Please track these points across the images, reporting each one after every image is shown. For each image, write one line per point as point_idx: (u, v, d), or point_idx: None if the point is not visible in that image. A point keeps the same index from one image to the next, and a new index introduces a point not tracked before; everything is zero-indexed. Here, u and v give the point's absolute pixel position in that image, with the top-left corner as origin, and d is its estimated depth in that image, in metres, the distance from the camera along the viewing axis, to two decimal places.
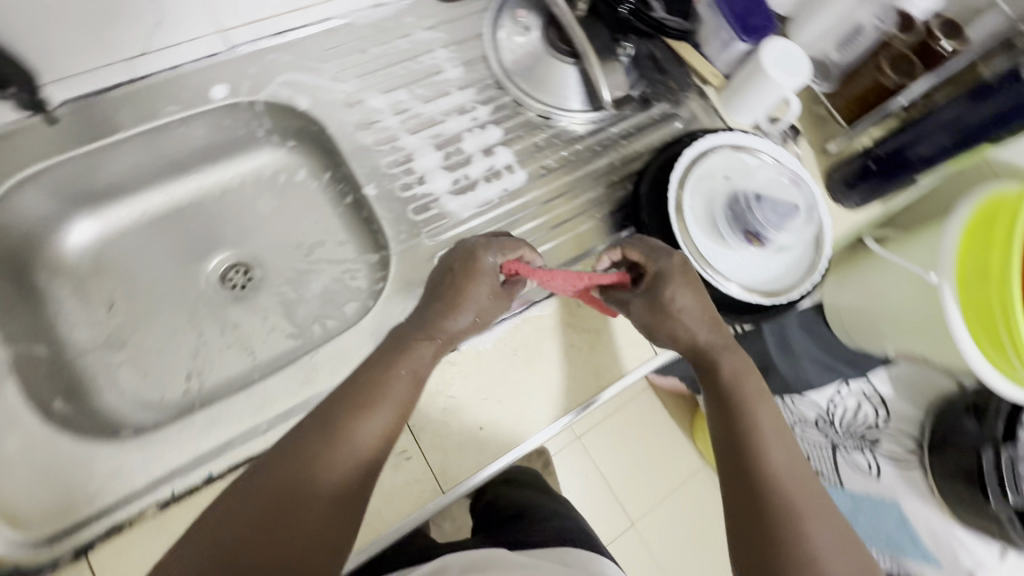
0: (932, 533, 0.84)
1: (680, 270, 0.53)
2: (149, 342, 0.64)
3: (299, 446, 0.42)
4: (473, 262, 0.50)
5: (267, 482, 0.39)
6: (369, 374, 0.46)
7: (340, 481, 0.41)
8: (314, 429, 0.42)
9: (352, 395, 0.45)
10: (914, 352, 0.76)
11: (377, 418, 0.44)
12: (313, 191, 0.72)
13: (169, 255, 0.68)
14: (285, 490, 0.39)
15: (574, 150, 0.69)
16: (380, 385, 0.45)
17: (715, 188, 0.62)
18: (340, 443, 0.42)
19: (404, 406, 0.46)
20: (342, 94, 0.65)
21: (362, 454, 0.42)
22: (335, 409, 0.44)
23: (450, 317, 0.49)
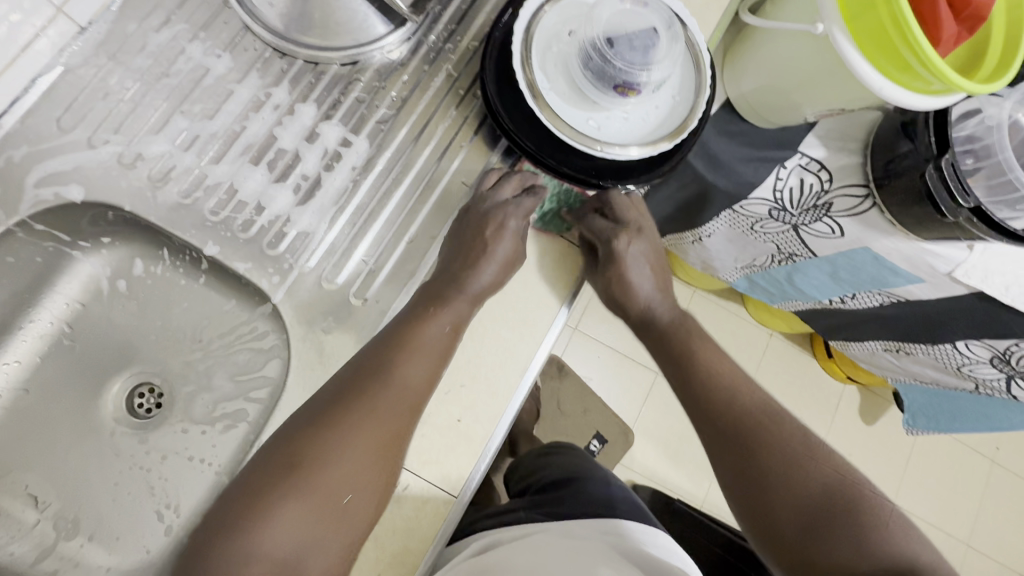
0: (905, 259, 0.85)
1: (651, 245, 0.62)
2: (97, 513, 0.57)
3: (351, 384, 0.47)
4: (498, 212, 0.54)
5: (326, 412, 0.45)
6: (408, 322, 0.50)
7: (387, 419, 0.46)
8: (368, 372, 0.47)
9: (394, 335, 0.49)
10: (831, 109, 0.71)
11: (429, 339, 0.49)
12: (163, 273, 0.62)
13: (53, 423, 0.58)
14: (343, 418, 0.45)
15: (404, 81, 0.58)
16: (423, 334, 0.49)
17: (565, 53, 0.53)
18: (387, 382, 0.47)
19: (443, 354, 0.50)
20: (115, 160, 0.53)
21: (408, 390, 0.47)
22: (383, 353, 0.48)
23: (473, 270, 0.52)
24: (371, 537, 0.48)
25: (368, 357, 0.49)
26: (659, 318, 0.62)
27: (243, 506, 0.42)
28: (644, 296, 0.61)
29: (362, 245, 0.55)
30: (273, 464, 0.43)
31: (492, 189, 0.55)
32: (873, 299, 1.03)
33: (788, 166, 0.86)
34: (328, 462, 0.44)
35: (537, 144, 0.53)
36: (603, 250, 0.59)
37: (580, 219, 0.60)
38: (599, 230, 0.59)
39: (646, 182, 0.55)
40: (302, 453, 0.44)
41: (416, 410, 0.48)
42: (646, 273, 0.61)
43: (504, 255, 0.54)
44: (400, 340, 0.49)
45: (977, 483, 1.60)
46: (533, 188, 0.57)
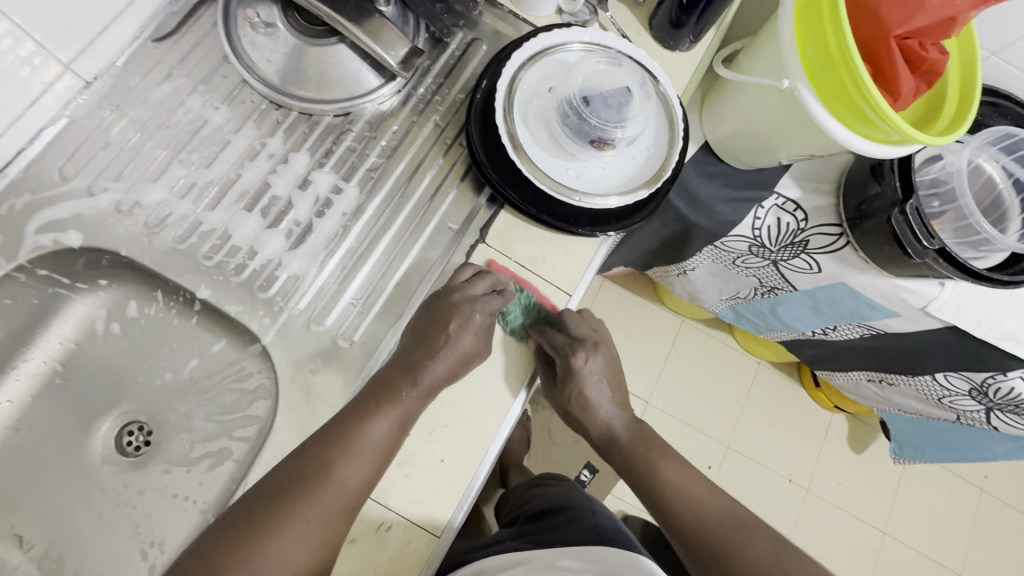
0: (880, 294, 0.88)
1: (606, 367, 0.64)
2: (80, 554, 0.57)
3: (287, 481, 0.48)
4: (467, 306, 0.54)
5: (251, 517, 0.46)
6: (349, 422, 0.50)
7: (312, 528, 0.46)
8: (307, 472, 0.48)
9: (328, 444, 0.49)
10: (803, 153, 0.75)
11: (399, 406, 0.51)
12: (157, 312, 0.63)
13: (39, 464, 0.59)
14: (278, 517, 0.46)
15: (393, 132, 0.61)
16: (362, 436, 0.49)
17: (545, 108, 0.56)
18: (325, 483, 0.47)
19: (386, 451, 0.49)
20: (113, 207, 0.55)
21: (346, 495, 0.47)
22: (317, 459, 0.48)
23: (428, 362, 0.52)
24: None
25: (310, 453, 0.49)
26: (621, 436, 0.65)
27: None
28: (604, 415, 0.65)
29: (351, 288, 0.57)
30: (204, 553, 0.44)
31: (466, 283, 0.55)
32: (853, 332, 1.06)
33: (765, 206, 0.89)
34: (282, 523, 0.46)
35: (520, 192, 0.56)
36: (563, 369, 0.61)
37: (540, 331, 0.58)
38: (558, 346, 0.59)
39: (625, 226, 0.58)
40: (227, 561, 0.44)
41: (352, 509, 0.48)
42: (604, 392, 0.64)
43: (464, 348, 0.53)
44: (323, 458, 0.48)
45: (967, 512, 1.60)
46: (503, 290, 0.56)
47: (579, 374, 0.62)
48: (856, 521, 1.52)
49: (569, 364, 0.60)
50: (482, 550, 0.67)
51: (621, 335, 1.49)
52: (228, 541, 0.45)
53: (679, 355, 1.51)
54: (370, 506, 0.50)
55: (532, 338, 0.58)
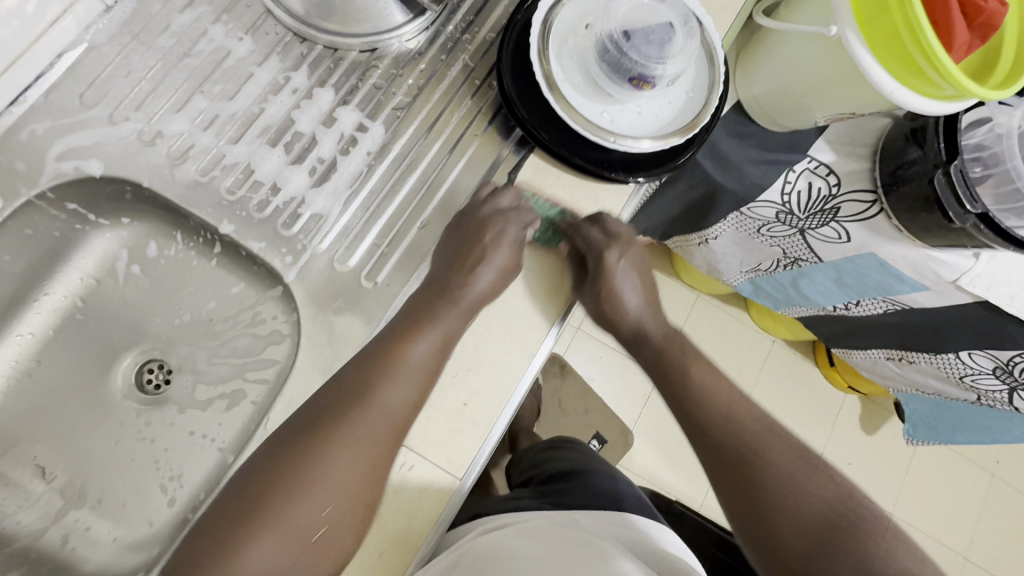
0: (910, 265, 0.85)
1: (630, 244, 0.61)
2: (103, 485, 0.57)
3: (323, 410, 0.48)
4: (499, 219, 0.55)
5: (300, 455, 0.46)
6: (388, 343, 0.51)
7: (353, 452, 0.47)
8: (351, 390, 0.49)
9: (366, 371, 0.50)
10: (841, 113, 0.72)
11: (439, 326, 0.51)
12: (178, 251, 0.62)
13: (64, 394, 0.59)
14: (320, 441, 0.47)
15: (420, 70, 0.59)
16: (406, 354, 0.50)
17: (581, 46, 0.53)
18: (367, 405, 0.48)
19: (428, 372, 0.50)
20: (135, 137, 0.54)
21: (392, 415, 0.48)
22: (345, 391, 0.49)
23: (472, 276, 0.53)
24: (375, 515, 0.49)
25: (347, 379, 0.50)
26: (651, 334, 0.62)
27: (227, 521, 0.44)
28: (633, 311, 0.62)
29: (375, 229, 0.55)
30: (247, 495, 0.45)
31: (491, 197, 0.55)
32: (877, 306, 1.03)
33: (795, 169, 0.86)
34: (332, 445, 0.47)
35: (552, 135, 0.54)
36: (593, 260, 0.58)
37: (574, 229, 0.58)
38: (591, 241, 0.58)
39: (659, 175, 0.56)
40: (268, 490, 0.45)
41: (400, 432, 0.48)
42: (634, 284, 0.62)
43: (503, 263, 0.55)
44: (354, 387, 0.49)
45: (975, 497, 1.60)
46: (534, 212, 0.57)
47: (609, 269, 0.59)
48: None
49: (602, 258, 0.58)
50: (501, 504, 0.67)
51: (636, 308, 1.47)
52: (272, 473, 0.46)
53: (693, 329, 1.50)
54: None
55: (562, 241, 0.59)
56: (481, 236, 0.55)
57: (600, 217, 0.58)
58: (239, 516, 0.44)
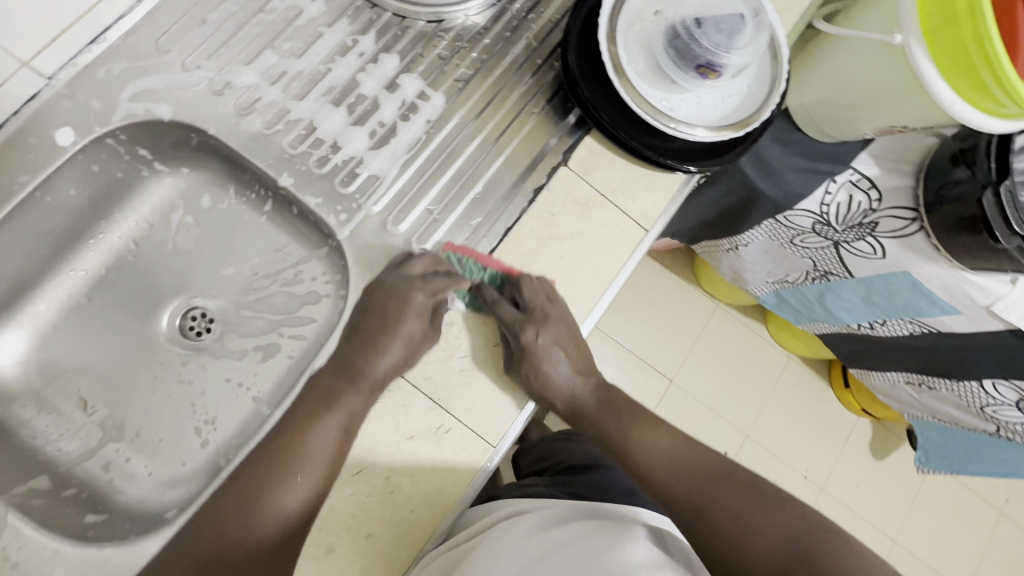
0: (944, 287, 0.84)
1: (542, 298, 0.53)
2: (141, 422, 0.59)
3: (311, 404, 0.50)
4: (405, 286, 0.52)
5: (221, 493, 0.47)
6: (321, 384, 0.51)
7: (326, 454, 0.48)
8: (285, 428, 0.50)
9: (331, 381, 0.51)
10: (891, 126, 0.72)
11: (375, 357, 0.51)
12: (230, 204, 0.64)
13: (112, 331, 0.61)
14: (238, 494, 0.47)
15: (483, 45, 0.60)
16: (336, 393, 0.50)
17: (648, 31, 0.54)
18: (294, 451, 0.48)
19: (362, 404, 0.50)
20: (205, 85, 0.55)
21: (322, 454, 0.48)
22: (212, 506, 0.47)
23: (416, 305, 0.52)
24: (408, 474, 0.49)
25: (285, 419, 0.51)
26: (586, 402, 0.59)
27: (219, 507, 0.47)
28: (564, 381, 0.56)
29: (429, 195, 0.56)
30: (245, 474, 0.48)
31: (404, 263, 0.53)
32: (903, 328, 1.01)
33: (837, 181, 0.86)
34: (254, 491, 0.47)
35: (612, 118, 0.55)
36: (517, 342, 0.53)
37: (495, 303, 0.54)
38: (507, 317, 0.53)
39: (711, 165, 0.56)
40: (204, 524, 0.46)
41: (330, 467, 0.48)
42: (564, 361, 0.56)
43: (444, 296, 0.53)
44: (236, 495, 0.47)
45: (981, 533, 1.58)
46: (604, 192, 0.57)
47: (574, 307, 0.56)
48: (869, 527, 1.50)
49: (517, 338, 0.52)
50: (511, 492, 0.64)
51: (655, 310, 1.47)
52: (274, 453, 0.49)
53: (710, 338, 1.49)
54: (431, 407, 0.51)
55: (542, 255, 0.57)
56: (533, 212, 0.56)
57: (650, 204, 0.58)
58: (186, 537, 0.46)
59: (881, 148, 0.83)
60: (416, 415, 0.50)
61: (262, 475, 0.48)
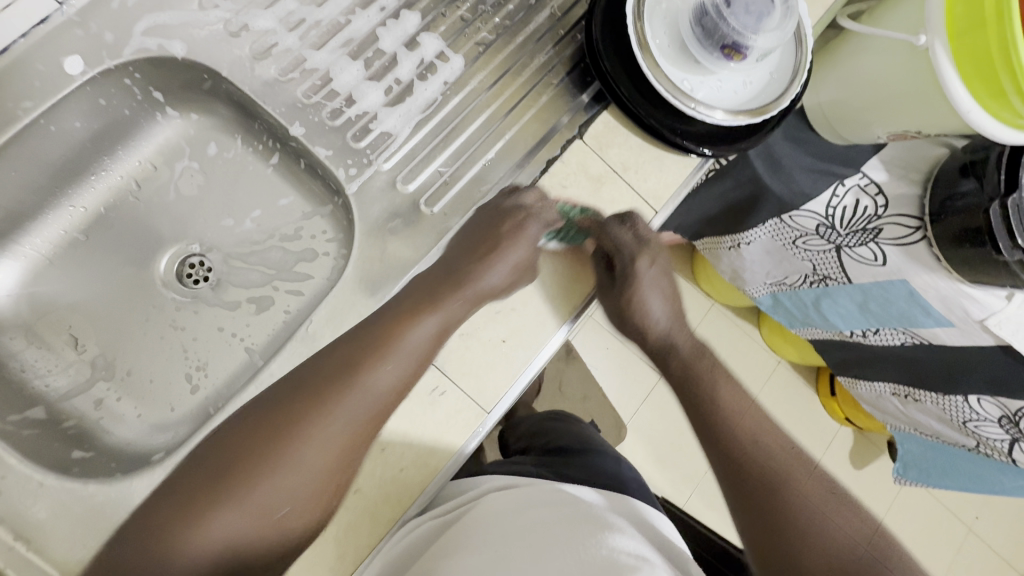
0: (941, 299, 0.83)
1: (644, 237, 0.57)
2: (135, 364, 0.58)
3: (331, 371, 0.47)
4: (520, 216, 0.53)
5: (263, 425, 0.45)
6: (384, 324, 0.49)
7: (345, 425, 0.46)
8: (337, 366, 0.47)
9: (351, 351, 0.48)
10: (905, 132, 0.72)
11: (441, 312, 0.50)
12: (237, 153, 0.63)
13: (111, 271, 0.60)
14: (280, 430, 0.45)
15: (507, 11, 0.59)
16: (400, 337, 0.49)
17: (675, 9, 0.54)
18: (350, 389, 0.47)
19: (423, 356, 0.49)
20: (221, 27, 0.54)
21: (377, 400, 0.47)
22: (254, 436, 0.44)
23: (483, 267, 0.52)
24: (401, 433, 0.49)
25: (338, 355, 0.48)
26: (681, 347, 0.60)
27: (207, 475, 0.43)
28: (659, 320, 0.60)
29: (441, 155, 0.56)
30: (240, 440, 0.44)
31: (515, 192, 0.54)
32: (895, 338, 0.99)
33: (845, 184, 0.86)
34: (305, 422, 0.45)
35: (631, 94, 0.55)
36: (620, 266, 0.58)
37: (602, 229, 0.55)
38: (624, 245, 0.56)
39: (726, 150, 0.56)
40: (236, 462, 0.43)
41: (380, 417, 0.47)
42: (662, 293, 0.61)
43: (518, 259, 0.53)
44: (279, 428, 0.45)
45: (950, 546, 1.61)
46: (616, 169, 0.57)
47: (636, 277, 0.58)
48: None
49: (632, 262, 0.57)
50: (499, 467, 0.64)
51: None
52: (270, 426, 0.45)
53: (702, 335, 1.50)
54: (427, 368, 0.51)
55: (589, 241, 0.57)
56: (545, 182, 0.56)
57: (660, 185, 0.58)
58: (216, 458, 0.44)
59: (894, 153, 0.83)
60: None
61: (272, 436, 0.45)
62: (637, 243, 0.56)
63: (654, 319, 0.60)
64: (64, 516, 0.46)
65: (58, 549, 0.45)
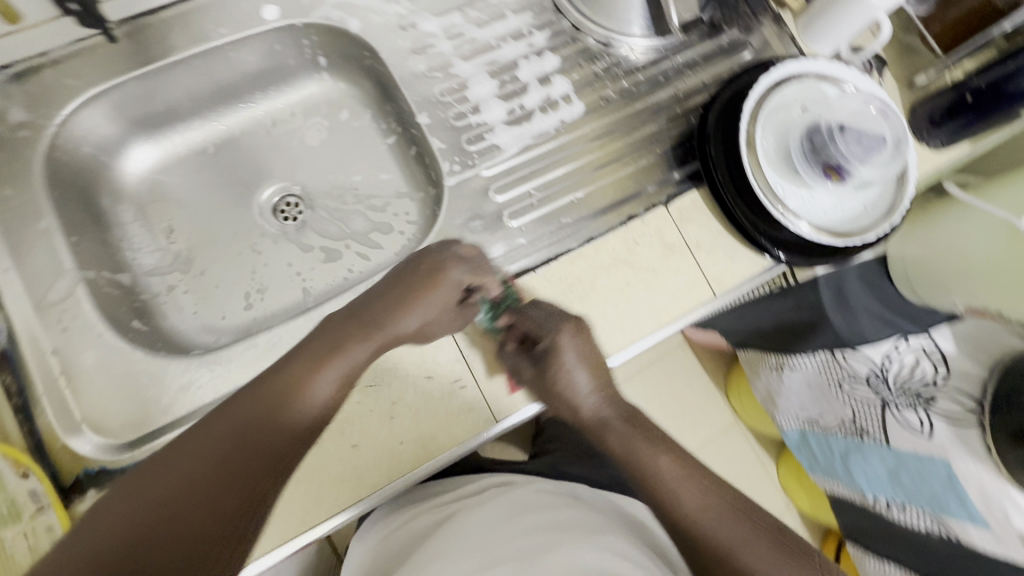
0: (980, 494, 0.75)
1: (569, 327, 0.50)
2: (208, 268, 0.64)
3: (316, 350, 0.46)
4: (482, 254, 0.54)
5: (238, 413, 0.42)
6: (375, 311, 0.49)
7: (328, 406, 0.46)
8: (321, 349, 0.46)
9: (336, 332, 0.48)
10: (983, 307, 0.72)
11: (431, 304, 0.50)
12: (363, 124, 0.70)
13: (222, 185, 0.67)
14: (257, 418, 0.42)
15: (635, 80, 0.65)
16: (392, 325, 0.49)
17: (789, 121, 0.57)
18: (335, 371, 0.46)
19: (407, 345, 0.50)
20: (394, 19, 0.62)
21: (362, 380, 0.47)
22: (232, 424, 0.41)
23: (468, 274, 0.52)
24: (411, 408, 0.51)
25: (318, 338, 0.47)
26: (612, 419, 0.51)
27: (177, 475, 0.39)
28: (586, 401, 0.51)
29: (536, 179, 0.60)
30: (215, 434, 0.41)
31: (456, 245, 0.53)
32: (919, 522, 0.85)
33: (909, 342, 0.84)
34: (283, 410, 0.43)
35: (725, 183, 0.58)
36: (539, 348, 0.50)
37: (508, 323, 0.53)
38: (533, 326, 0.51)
39: (800, 261, 0.58)
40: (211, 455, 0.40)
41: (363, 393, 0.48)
42: (583, 361, 0.50)
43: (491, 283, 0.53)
44: (264, 410, 0.43)
45: None
46: (691, 244, 0.59)
47: (555, 366, 0.50)
48: None
49: (539, 345, 0.50)
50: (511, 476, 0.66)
51: (676, 398, 1.44)
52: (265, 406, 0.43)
53: (717, 450, 1.44)
54: (456, 360, 0.53)
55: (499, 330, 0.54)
56: (621, 235, 0.58)
57: (729, 272, 0.59)
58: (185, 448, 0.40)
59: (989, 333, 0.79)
60: (443, 362, 0.53)
61: (246, 422, 0.42)
62: (558, 319, 0.51)
63: (578, 395, 0.50)
64: (106, 369, 0.50)
65: (90, 395, 0.49)
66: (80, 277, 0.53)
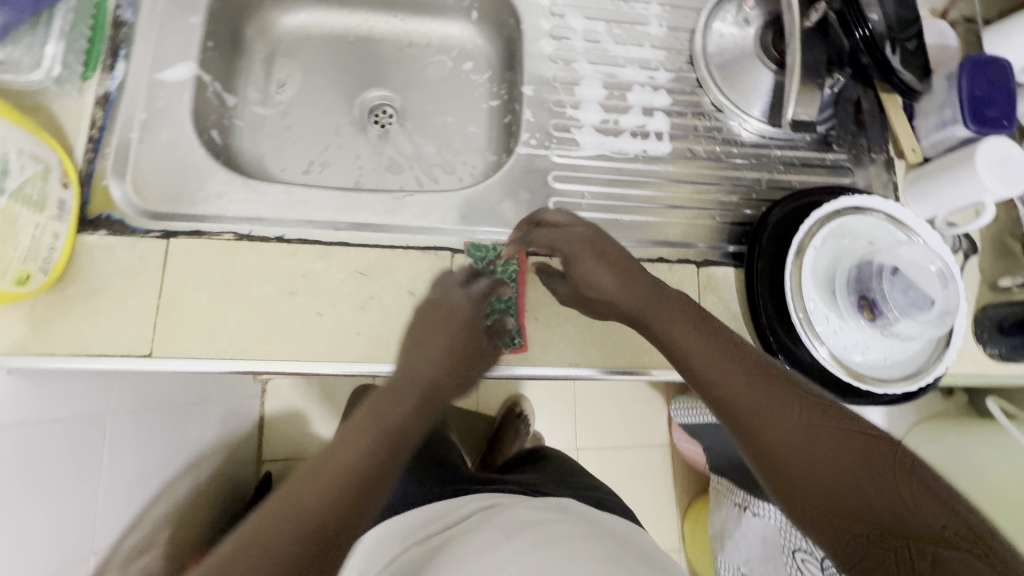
0: None
1: (582, 243, 0.55)
2: (292, 125, 0.71)
3: (407, 406, 0.49)
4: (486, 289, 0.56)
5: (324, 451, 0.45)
6: (412, 339, 0.52)
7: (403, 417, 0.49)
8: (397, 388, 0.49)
9: (407, 373, 0.51)
10: None
11: (465, 324, 0.54)
12: (479, 79, 0.76)
13: (340, 69, 0.75)
14: (346, 448, 0.45)
15: (729, 150, 0.66)
16: (442, 347, 0.52)
17: (849, 248, 0.57)
18: (403, 393, 0.49)
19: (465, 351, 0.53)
20: (548, 2, 0.68)
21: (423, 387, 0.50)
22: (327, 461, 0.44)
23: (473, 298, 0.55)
24: (384, 309, 0.54)
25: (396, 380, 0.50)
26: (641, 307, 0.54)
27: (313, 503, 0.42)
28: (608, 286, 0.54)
29: (594, 186, 0.63)
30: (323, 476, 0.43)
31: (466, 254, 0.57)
32: None
33: None
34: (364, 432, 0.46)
35: (761, 273, 0.58)
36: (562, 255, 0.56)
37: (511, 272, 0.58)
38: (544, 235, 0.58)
39: None
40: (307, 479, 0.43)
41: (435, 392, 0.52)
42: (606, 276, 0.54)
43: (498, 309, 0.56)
44: (373, 449, 0.45)
45: None
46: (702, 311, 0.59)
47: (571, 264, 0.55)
48: None
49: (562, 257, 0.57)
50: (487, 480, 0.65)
51: None
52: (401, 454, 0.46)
53: None
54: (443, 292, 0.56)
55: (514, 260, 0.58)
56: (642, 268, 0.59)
57: None
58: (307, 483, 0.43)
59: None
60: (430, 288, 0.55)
61: (323, 459, 0.45)
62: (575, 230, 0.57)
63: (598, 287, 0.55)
64: (171, 147, 0.57)
65: (147, 160, 0.56)
66: (196, 72, 0.61)
